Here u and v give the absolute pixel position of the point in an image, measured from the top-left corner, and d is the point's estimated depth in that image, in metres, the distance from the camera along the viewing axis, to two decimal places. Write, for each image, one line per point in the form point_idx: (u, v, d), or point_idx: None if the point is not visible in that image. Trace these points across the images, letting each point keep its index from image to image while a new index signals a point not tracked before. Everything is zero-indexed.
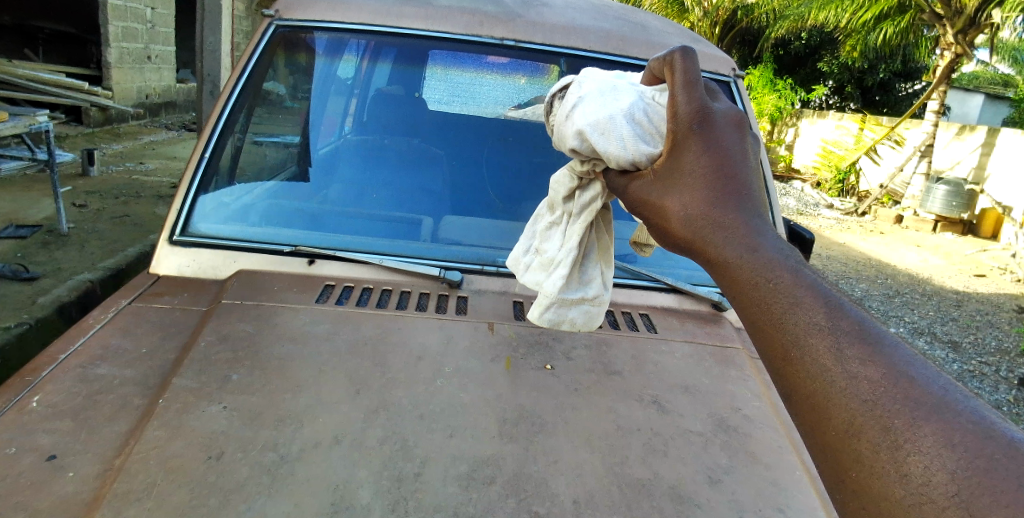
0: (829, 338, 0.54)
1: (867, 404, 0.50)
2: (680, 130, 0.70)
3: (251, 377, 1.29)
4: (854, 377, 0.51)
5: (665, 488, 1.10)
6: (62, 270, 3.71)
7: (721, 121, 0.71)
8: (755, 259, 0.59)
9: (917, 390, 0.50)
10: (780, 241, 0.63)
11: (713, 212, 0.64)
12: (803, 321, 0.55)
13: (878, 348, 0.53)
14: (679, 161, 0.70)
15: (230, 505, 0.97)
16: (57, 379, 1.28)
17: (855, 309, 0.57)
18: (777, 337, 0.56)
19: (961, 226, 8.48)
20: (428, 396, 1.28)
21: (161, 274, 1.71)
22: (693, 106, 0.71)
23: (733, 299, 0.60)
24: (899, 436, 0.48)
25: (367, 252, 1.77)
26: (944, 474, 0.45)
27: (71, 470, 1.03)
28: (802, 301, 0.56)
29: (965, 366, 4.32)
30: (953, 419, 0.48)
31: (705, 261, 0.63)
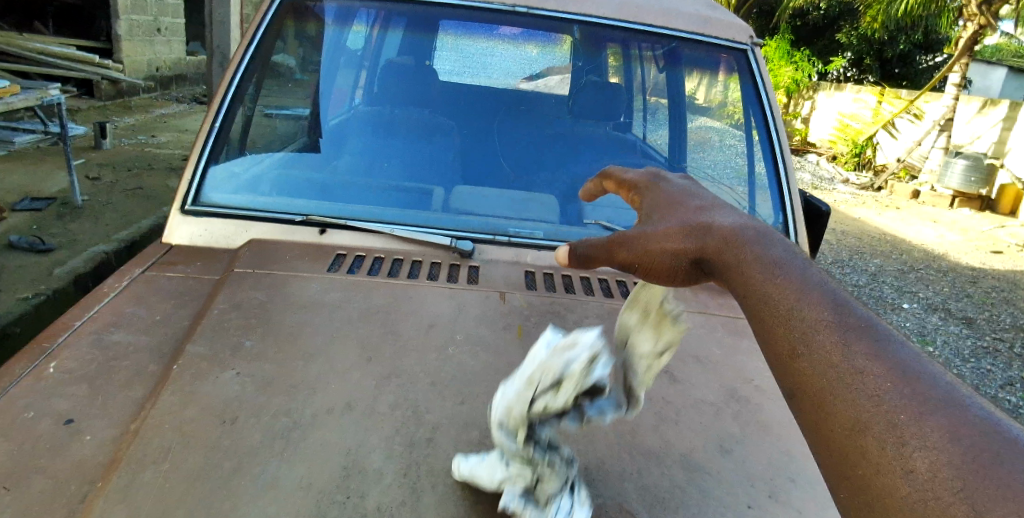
0: (838, 333, 0.58)
1: (872, 401, 0.52)
2: (642, 183, 0.90)
3: (264, 344, 1.30)
4: (862, 371, 0.54)
5: (676, 457, 1.11)
6: (78, 242, 3.75)
7: (676, 179, 0.90)
8: (766, 268, 0.66)
9: (924, 389, 0.52)
10: (795, 258, 0.68)
11: (724, 229, 0.72)
12: (816, 318, 0.59)
13: (885, 346, 0.56)
14: (669, 209, 0.80)
15: (243, 470, 0.98)
16: (73, 346, 1.29)
17: (863, 309, 0.62)
18: (788, 334, 0.59)
19: (979, 202, 8.27)
20: (439, 363, 1.28)
21: (174, 243, 1.72)
22: (645, 174, 0.92)
23: (744, 301, 0.65)
24: (904, 431, 0.49)
25: (377, 221, 1.76)
26: (950, 468, 0.46)
27: (88, 435, 1.05)
28: (811, 301, 0.61)
29: (979, 342, 4.28)
30: (957, 416, 0.49)
31: (719, 269, 0.70)
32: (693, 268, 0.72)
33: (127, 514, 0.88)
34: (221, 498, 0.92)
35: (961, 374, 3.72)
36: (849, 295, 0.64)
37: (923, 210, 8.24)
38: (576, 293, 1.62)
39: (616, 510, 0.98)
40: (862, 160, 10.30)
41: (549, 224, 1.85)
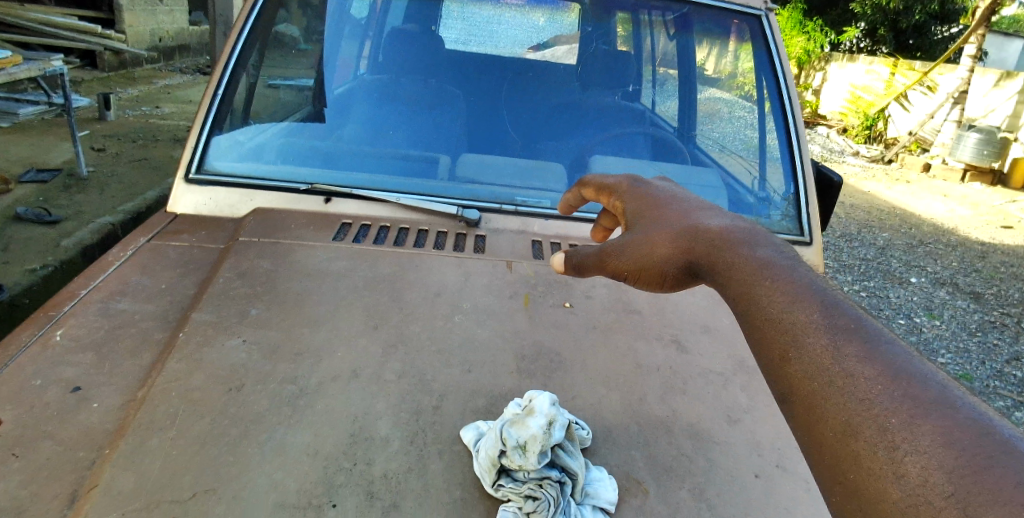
0: (828, 337, 0.64)
1: (864, 405, 0.56)
2: (623, 186, 0.99)
3: (270, 312, 1.30)
4: (853, 376, 0.59)
5: (683, 426, 1.10)
6: (84, 213, 3.75)
7: (658, 183, 0.97)
8: (753, 273, 0.74)
9: (916, 388, 0.56)
10: (791, 268, 0.75)
11: (713, 237, 0.81)
12: (805, 324, 0.66)
13: (878, 349, 0.61)
14: (655, 213, 0.88)
15: (249, 436, 0.98)
16: (79, 314, 1.29)
17: (856, 315, 0.67)
18: (780, 340, 0.66)
19: (991, 178, 8.07)
20: (445, 331, 1.28)
21: (179, 212, 1.71)
22: (622, 180, 1.01)
23: (740, 309, 0.72)
24: (894, 435, 0.53)
25: (383, 190, 1.73)
26: (942, 472, 0.49)
27: (96, 401, 1.06)
28: (803, 308, 0.68)
29: (987, 316, 4.24)
30: (948, 416, 0.53)
31: (712, 272, 0.78)
32: (687, 276, 0.80)
33: (135, 480, 0.89)
34: (228, 464, 0.93)
35: (968, 348, 3.67)
36: (843, 301, 0.70)
37: (934, 184, 8.09)
38: None
39: (623, 478, 0.97)
40: (874, 133, 10.00)
41: (555, 193, 1.81)
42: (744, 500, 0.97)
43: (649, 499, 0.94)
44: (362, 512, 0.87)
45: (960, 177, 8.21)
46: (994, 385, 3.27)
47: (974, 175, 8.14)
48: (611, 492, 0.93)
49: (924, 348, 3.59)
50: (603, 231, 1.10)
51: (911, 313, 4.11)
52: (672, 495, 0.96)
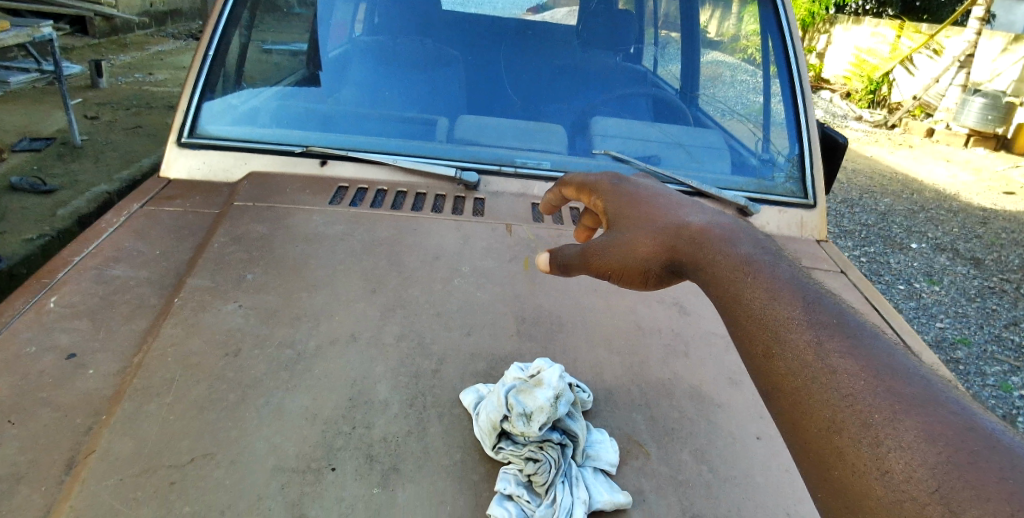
0: (811, 334, 0.67)
1: (847, 402, 0.60)
2: (602, 182, 0.95)
3: (266, 277, 1.27)
4: (835, 372, 0.63)
5: (685, 389, 1.09)
6: (80, 182, 3.70)
7: (636, 177, 0.95)
8: (737, 269, 0.76)
9: (898, 386, 0.60)
10: (775, 262, 0.78)
11: (694, 232, 0.81)
12: (788, 321, 0.69)
13: (858, 345, 0.65)
14: (634, 211, 0.86)
15: (248, 400, 0.97)
16: (73, 281, 1.27)
17: (837, 310, 0.71)
18: (764, 337, 0.69)
19: (995, 142, 7.91)
20: (445, 294, 1.26)
21: (172, 177, 1.67)
22: (600, 176, 0.96)
23: (726, 305, 0.75)
24: (878, 432, 0.57)
25: (380, 151, 1.68)
26: (925, 468, 0.53)
27: (92, 368, 1.05)
28: (785, 304, 0.71)
29: (987, 282, 4.20)
30: (930, 413, 0.57)
31: (695, 270, 0.79)
32: (669, 274, 0.81)
33: (134, 446, 0.88)
34: (226, 429, 0.92)
35: (967, 314, 3.65)
36: (822, 294, 0.73)
37: (937, 149, 7.98)
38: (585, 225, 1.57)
39: (624, 441, 0.97)
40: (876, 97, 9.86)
41: (557, 154, 1.75)
42: (745, 461, 0.97)
43: (651, 460, 0.94)
44: (362, 475, 0.86)
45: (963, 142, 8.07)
46: (992, 350, 3.26)
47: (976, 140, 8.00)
48: (612, 454, 0.92)
49: (923, 315, 3.56)
50: (585, 230, 1.06)
51: (911, 278, 4.07)
52: (674, 457, 0.95)
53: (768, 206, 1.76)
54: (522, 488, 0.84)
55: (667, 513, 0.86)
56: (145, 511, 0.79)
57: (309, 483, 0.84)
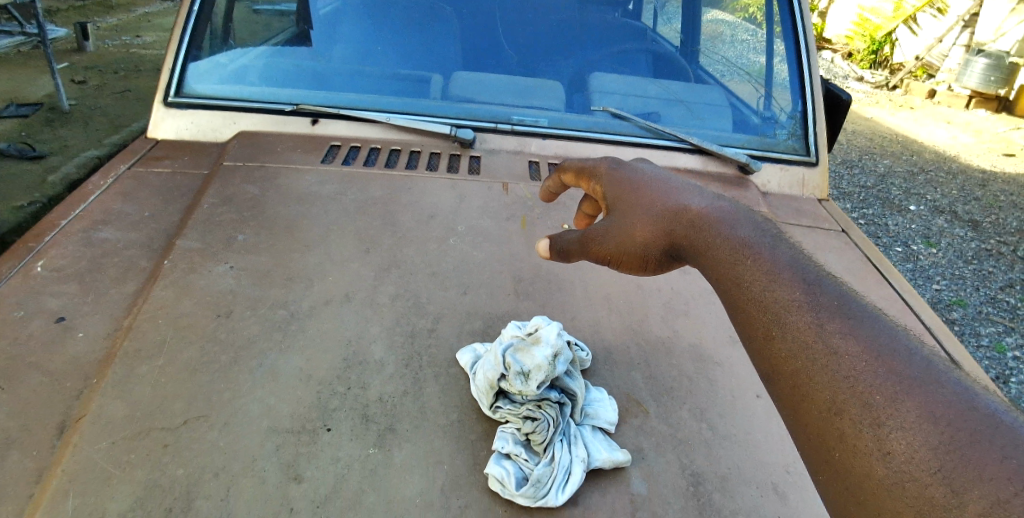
0: (812, 315, 0.66)
1: (849, 384, 0.60)
2: (599, 165, 0.91)
3: (258, 238, 1.24)
4: (836, 354, 0.62)
5: (685, 347, 1.08)
6: (68, 147, 3.62)
7: (634, 160, 0.91)
8: (737, 251, 0.75)
9: (901, 366, 0.59)
10: (775, 243, 0.76)
11: (691, 213, 0.79)
12: (788, 302, 0.68)
13: (859, 323, 0.65)
14: (631, 194, 0.84)
15: (241, 361, 0.96)
16: (60, 244, 1.23)
17: (836, 288, 0.70)
18: (763, 320, 0.69)
19: (996, 103, 7.25)
20: (440, 254, 1.24)
21: (160, 138, 1.61)
22: (596, 159, 0.92)
23: (727, 290, 0.74)
24: (879, 413, 0.57)
25: (372, 109, 1.62)
26: (926, 449, 0.53)
27: (82, 331, 1.02)
28: (785, 285, 0.70)
29: (983, 244, 4.03)
30: (934, 392, 0.56)
31: (694, 254, 0.78)
32: (668, 258, 0.80)
33: (126, 409, 0.87)
34: (220, 391, 0.91)
35: (963, 276, 3.60)
36: (821, 272, 0.72)
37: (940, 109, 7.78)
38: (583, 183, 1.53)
39: (624, 399, 0.96)
40: (881, 57, 8.94)
41: (554, 112, 1.70)
42: (744, 418, 0.96)
43: (650, 419, 0.93)
44: (358, 436, 0.85)
45: (965, 104, 7.37)
46: (987, 311, 3.25)
47: (978, 102, 7.32)
48: (610, 413, 0.91)
49: (919, 277, 3.52)
50: (584, 217, 1.02)
51: (908, 240, 3.98)
52: (673, 415, 0.94)
53: (770, 164, 1.72)
54: (520, 447, 0.83)
55: (666, 470, 0.85)
56: (139, 473, 0.78)
57: (305, 444, 0.83)
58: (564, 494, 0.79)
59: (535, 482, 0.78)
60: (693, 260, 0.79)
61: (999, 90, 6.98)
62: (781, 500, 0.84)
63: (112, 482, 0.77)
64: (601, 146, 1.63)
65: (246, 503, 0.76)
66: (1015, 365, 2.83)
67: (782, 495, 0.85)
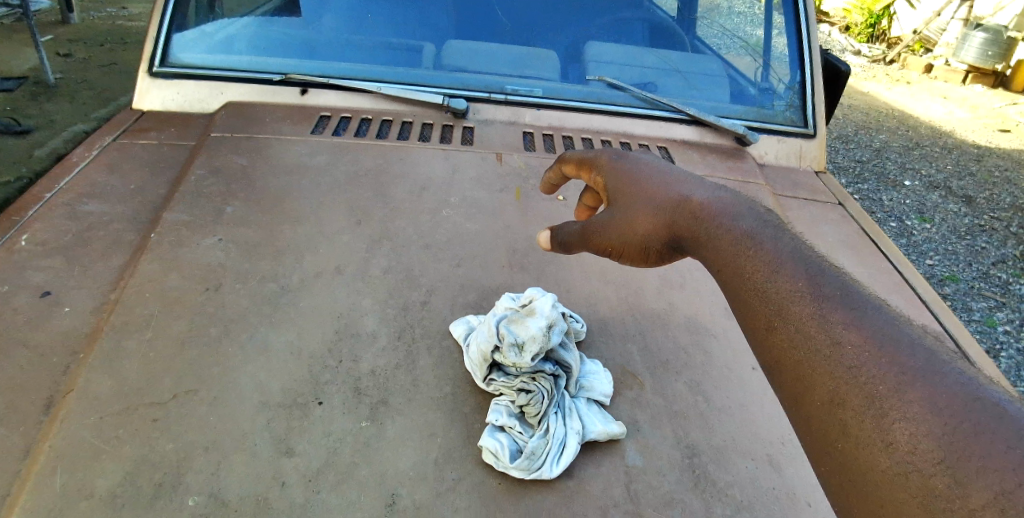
0: (814, 306, 0.66)
1: (852, 375, 0.60)
2: (600, 157, 0.90)
3: (247, 210, 1.21)
4: (839, 344, 0.62)
5: (681, 319, 1.07)
6: (55, 122, 3.53)
7: (636, 152, 0.90)
8: (739, 244, 0.74)
9: (904, 356, 0.59)
10: (777, 234, 0.75)
11: (693, 205, 0.80)
12: (791, 293, 0.68)
13: (862, 314, 0.64)
14: (632, 185, 0.83)
15: (231, 335, 0.94)
16: (45, 218, 1.18)
17: (839, 278, 0.69)
18: (765, 312, 0.68)
19: (993, 78, 6.89)
20: (433, 226, 1.22)
21: (145, 109, 1.56)
22: (598, 151, 0.92)
23: (728, 282, 0.73)
24: (882, 404, 0.57)
25: (361, 78, 1.57)
26: (929, 439, 0.53)
27: (68, 306, 0.99)
28: (787, 277, 0.69)
29: (976, 220, 4.00)
30: (937, 382, 0.56)
31: (696, 247, 0.78)
32: (669, 250, 0.81)
33: (114, 384, 0.85)
34: (209, 365, 0.89)
35: (956, 251, 3.59)
36: (823, 263, 0.72)
37: None
38: None
39: (619, 372, 0.95)
40: (876, 31, 8.53)
41: (549, 82, 1.65)
42: (739, 390, 0.96)
43: (645, 391, 0.93)
44: (350, 409, 0.84)
45: (963, 79, 6.99)
46: (979, 287, 3.26)
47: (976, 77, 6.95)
48: (606, 385, 0.90)
49: (913, 252, 3.51)
50: (585, 210, 1.01)
51: (902, 215, 3.95)
52: (668, 388, 0.94)
53: (767, 135, 1.69)
54: (515, 419, 0.83)
55: (662, 442, 0.85)
56: (128, 449, 0.77)
57: (296, 418, 0.82)
58: (558, 466, 0.78)
59: (529, 456, 0.77)
60: (695, 252, 0.78)
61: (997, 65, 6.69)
62: (776, 472, 0.84)
63: (100, 458, 0.76)
64: (596, 117, 1.61)
65: (237, 478, 0.75)
66: (1005, 340, 2.85)
67: (777, 467, 0.85)
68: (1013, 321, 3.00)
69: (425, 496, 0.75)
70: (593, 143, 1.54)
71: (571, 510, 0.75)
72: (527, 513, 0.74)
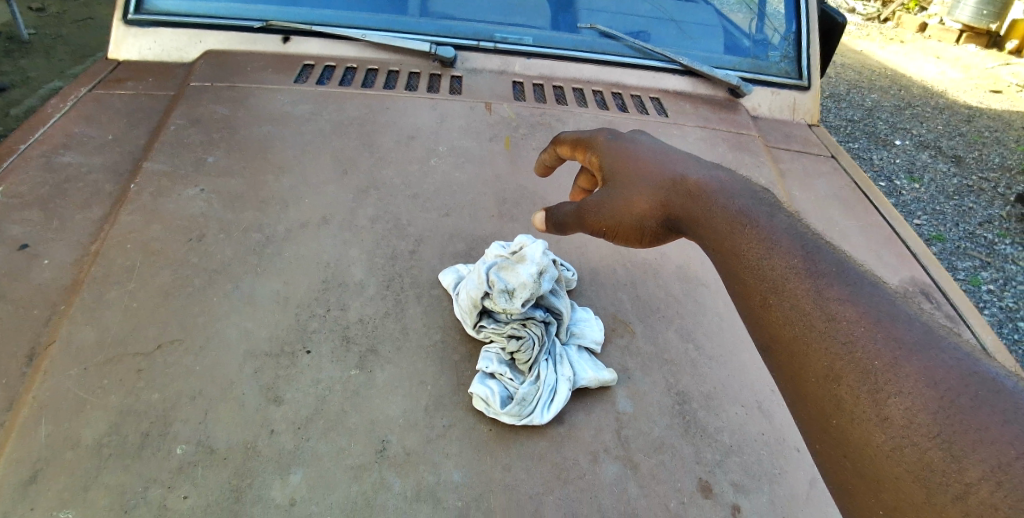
0: (810, 282, 0.65)
1: (848, 350, 0.59)
2: (597, 137, 0.90)
3: (229, 159, 1.18)
4: (835, 320, 0.61)
5: (672, 268, 1.07)
6: (31, 80, 3.38)
7: (630, 134, 0.90)
8: (735, 222, 0.73)
9: (901, 331, 0.59)
10: (774, 212, 0.74)
11: (688, 184, 0.79)
12: (786, 269, 0.67)
13: (858, 290, 0.64)
14: (627, 164, 0.84)
15: (216, 286, 0.92)
16: (20, 171, 1.11)
17: (834, 254, 0.68)
18: (761, 289, 0.68)
19: (986, 39, 6.70)
20: (421, 176, 1.20)
21: (122, 59, 1.48)
22: (593, 132, 0.92)
23: (722, 259, 0.73)
24: (879, 381, 0.56)
25: (343, 23, 1.48)
26: (926, 413, 0.53)
27: (47, 258, 0.94)
28: (782, 253, 0.68)
29: (965, 181, 3.99)
30: (933, 357, 0.56)
31: (692, 225, 0.77)
32: (665, 230, 0.80)
33: (96, 337, 0.83)
34: (193, 315, 0.87)
35: (944, 211, 3.61)
36: (819, 238, 0.71)
37: None
38: (569, 105, 1.47)
39: (610, 320, 0.95)
40: None
41: (540, 30, 1.57)
42: (729, 338, 0.96)
43: (636, 338, 0.92)
44: (339, 358, 0.83)
45: (956, 39, 6.74)
46: (965, 247, 3.27)
47: (970, 37, 6.74)
48: (597, 332, 0.90)
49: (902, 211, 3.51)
50: (580, 192, 1.00)
51: (893, 175, 3.93)
52: (659, 335, 0.94)
53: (761, 87, 1.65)
54: (505, 366, 0.82)
55: (653, 390, 0.85)
56: (114, 399, 0.76)
57: (284, 367, 0.82)
58: (550, 412, 0.78)
59: (520, 402, 0.77)
60: (691, 234, 0.78)
61: (991, 25, 6.54)
62: (765, 418, 0.85)
63: (85, 409, 0.75)
64: (588, 67, 1.57)
65: (225, 427, 0.74)
66: (988, 299, 2.89)
67: (766, 412, 0.86)
68: (997, 280, 3.04)
69: (415, 443, 0.75)
70: (584, 94, 1.52)
71: (562, 456, 0.76)
72: (518, 458, 0.75)
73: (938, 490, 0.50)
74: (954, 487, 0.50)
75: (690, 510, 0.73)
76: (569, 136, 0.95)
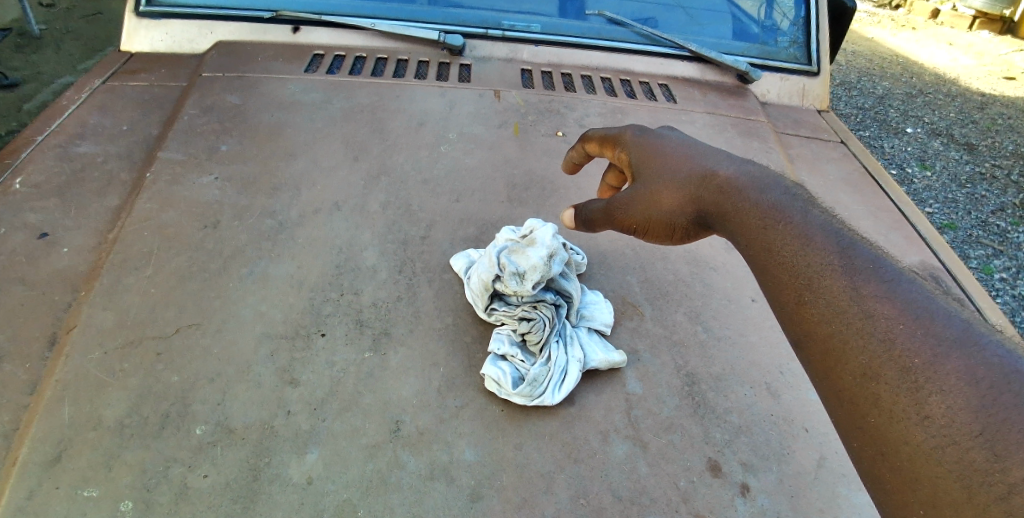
0: (846, 278, 0.65)
1: (884, 347, 0.60)
2: (626, 134, 0.91)
3: (242, 146, 1.19)
4: (872, 316, 0.62)
5: (681, 251, 1.07)
6: (42, 75, 3.41)
7: (659, 129, 0.91)
8: (767, 219, 0.74)
9: (940, 327, 0.59)
10: (809, 209, 0.74)
11: (718, 178, 0.80)
12: (821, 267, 0.67)
13: (896, 285, 0.63)
14: (654, 161, 0.85)
15: (231, 271, 0.94)
16: (37, 161, 1.13)
17: (869, 249, 0.68)
18: (795, 285, 0.68)
19: (1001, 24, 6.57)
20: (431, 162, 1.21)
21: (134, 50, 1.49)
22: (620, 129, 0.93)
23: (753, 255, 0.74)
24: (916, 379, 0.57)
25: (351, 12, 1.49)
26: (967, 412, 0.53)
27: (66, 245, 0.96)
28: (817, 250, 0.68)
29: (977, 168, 3.94)
30: (973, 353, 0.56)
31: (722, 220, 0.78)
32: (695, 227, 0.80)
33: (116, 320, 0.85)
34: (209, 299, 0.89)
35: (956, 199, 3.57)
36: (855, 233, 0.71)
37: None
38: (577, 92, 1.48)
39: (619, 302, 0.96)
40: None
41: (547, 17, 1.56)
42: (739, 321, 0.96)
43: (645, 321, 0.93)
44: (352, 340, 0.85)
45: (969, 25, 6.61)
46: (976, 235, 3.24)
47: (983, 23, 6.62)
48: (606, 315, 0.91)
49: None
50: (608, 189, 1.01)
51: (903, 163, 3.90)
52: (668, 317, 0.95)
53: (770, 73, 1.64)
54: (516, 348, 0.83)
55: (662, 371, 0.86)
56: (134, 380, 0.78)
57: (300, 349, 0.83)
58: (559, 393, 0.80)
59: (531, 382, 0.78)
60: (722, 228, 0.78)
61: (1004, 11, 6.44)
62: (773, 398, 0.86)
63: (106, 390, 0.76)
64: (597, 54, 1.56)
65: (242, 407, 0.76)
66: (1000, 287, 2.87)
67: (774, 393, 0.86)
68: (1009, 269, 3.01)
69: (428, 422, 0.76)
70: (592, 81, 1.53)
71: (572, 435, 0.77)
72: (529, 437, 0.76)
73: (979, 490, 0.51)
74: (997, 487, 0.50)
75: (699, 489, 0.74)
76: (595, 134, 0.97)
